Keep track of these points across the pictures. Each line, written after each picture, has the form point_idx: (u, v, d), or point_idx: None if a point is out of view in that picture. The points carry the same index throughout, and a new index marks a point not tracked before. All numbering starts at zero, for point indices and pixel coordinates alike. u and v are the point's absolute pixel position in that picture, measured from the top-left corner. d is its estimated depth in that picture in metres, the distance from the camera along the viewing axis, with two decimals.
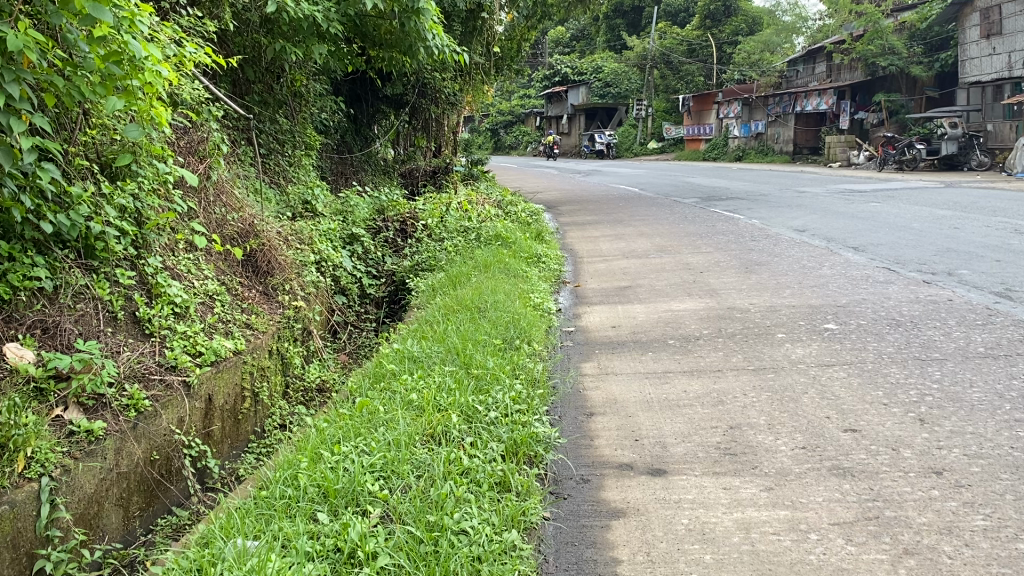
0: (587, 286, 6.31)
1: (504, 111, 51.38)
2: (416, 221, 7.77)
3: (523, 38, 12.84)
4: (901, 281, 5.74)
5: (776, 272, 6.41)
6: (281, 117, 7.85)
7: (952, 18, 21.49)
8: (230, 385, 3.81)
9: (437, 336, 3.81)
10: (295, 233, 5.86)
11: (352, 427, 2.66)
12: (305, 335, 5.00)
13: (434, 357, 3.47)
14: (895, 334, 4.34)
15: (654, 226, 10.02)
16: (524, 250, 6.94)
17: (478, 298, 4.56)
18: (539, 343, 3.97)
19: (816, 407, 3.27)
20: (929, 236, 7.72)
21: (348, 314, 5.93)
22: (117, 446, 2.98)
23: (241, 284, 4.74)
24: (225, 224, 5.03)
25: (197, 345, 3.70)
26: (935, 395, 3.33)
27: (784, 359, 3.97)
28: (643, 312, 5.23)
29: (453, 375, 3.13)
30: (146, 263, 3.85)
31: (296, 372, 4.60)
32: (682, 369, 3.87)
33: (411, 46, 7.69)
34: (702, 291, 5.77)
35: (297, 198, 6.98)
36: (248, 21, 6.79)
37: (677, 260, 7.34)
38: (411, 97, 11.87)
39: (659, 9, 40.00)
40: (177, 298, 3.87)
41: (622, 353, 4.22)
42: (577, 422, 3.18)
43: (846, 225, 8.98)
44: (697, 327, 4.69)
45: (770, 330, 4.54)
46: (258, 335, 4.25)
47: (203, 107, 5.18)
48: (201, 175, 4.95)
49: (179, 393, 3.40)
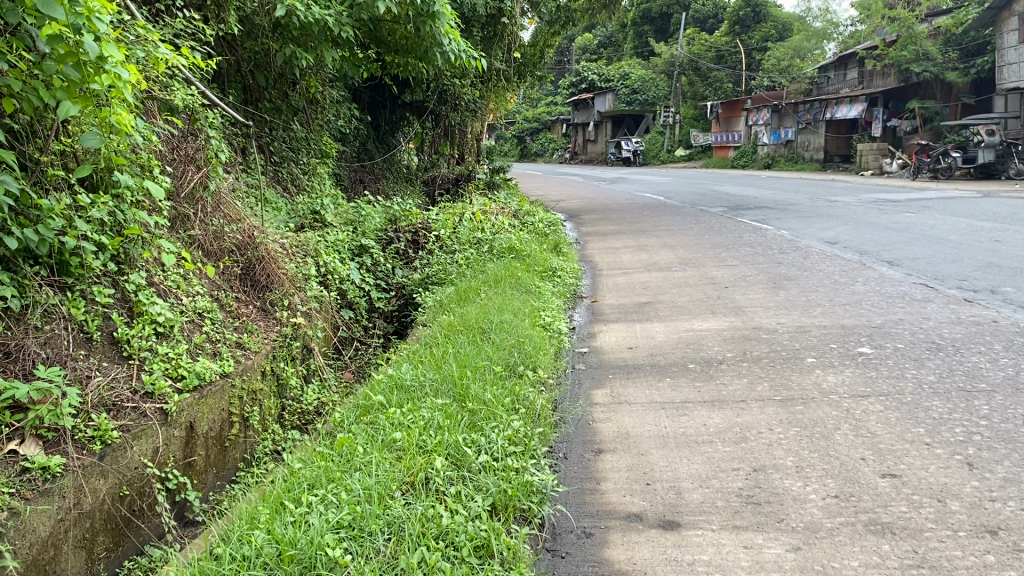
0: (605, 302, 6.01)
1: (530, 119, 51.26)
2: (428, 231, 7.46)
3: (546, 44, 12.54)
4: (940, 299, 5.37)
5: (805, 288, 6.07)
6: (295, 125, 7.68)
7: (989, 23, 20.94)
8: (215, 411, 3.56)
9: (434, 361, 3.52)
10: (301, 245, 5.62)
11: (324, 469, 2.40)
12: (305, 353, 4.74)
13: (427, 388, 3.17)
14: (935, 360, 3.99)
15: (679, 236, 9.69)
16: (539, 264, 6.66)
17: (482, 318, 4.27)
18: (545, 369, 3.67)
19: (850, 446, 2.95)
20: (970, 249, 7.31)
21: (353, 329, 5.67)
22: (78, 484, 2.75)
23: (237, 300, 4.51)
24: (222, 236, 4.79)
25: (179, 368, 3.46)
26: (985, 434, 2.98)
27: (814, 389, 3.63)
28: (662, 331, 4.91)
29: (444, 409, 2.84)
30: (128, 279, 3.61)
31: (292, 394, 4.34)
32: (702, 400, 3.54)
33: (427, 52, 7.40)
34: (726, 309, 5.44)
35: (305, 209, 6.73)
36: (259, 25, 6.51)
37: (701, 273, 7.02)
38: (432, 104, 11.65)
39: (687, 16, 39.87)
40: (160, 317, 3.63)
41: (637, 378, 3.91)
42: (581, 461, 2.87)
43: (881, 236, 8.59)
44: (720, 350, 4.36)
45: (799, 354, 4.21)
46: (249, 355, 4.00)
47: (200, 114, 4.96)
48: (198, 185, 4.71)
49: (154, 422, 3.16)
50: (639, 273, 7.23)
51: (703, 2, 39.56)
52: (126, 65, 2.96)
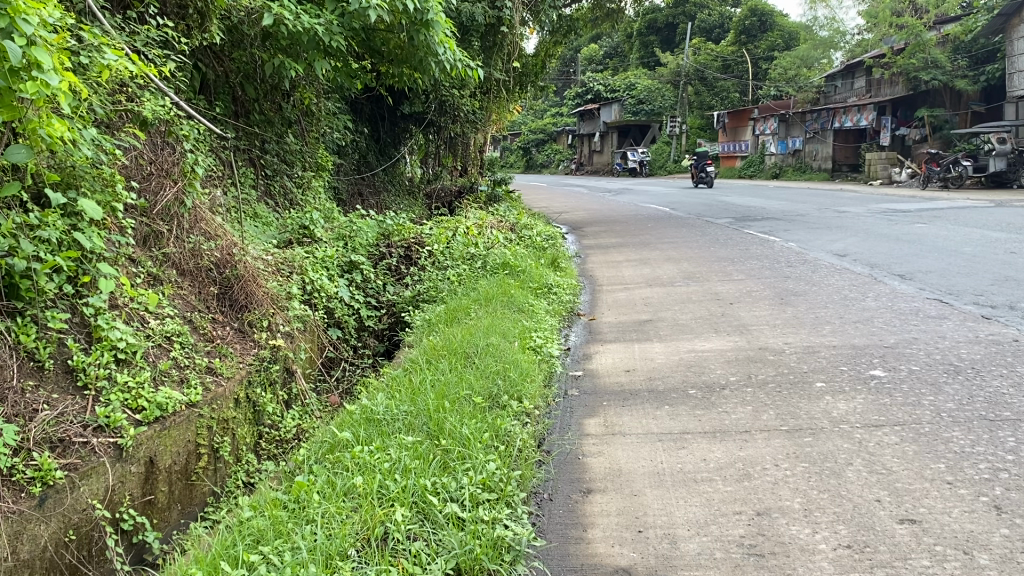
0: (604, 320, 5.76)
1: (536, 130, 51.17)
2: (421, 246, 7.17)
3: (547, 54, 12.35)
4: (956, 316, 5.08)
5: (814, 304, 5.79)
6: (289, 137, 7.48)
7: (999, 30, 20.63)
8: (180, 443, 3.31)
9: (411, 391, 3.27)
10: (285, 263, 5.39)
11: (274, 520, 2.22)
12: (287, 377, 4.48)
13: (399, 421, 2.94)
14: (953, 384, 3.71)
15: (683, 249, 9.41)
16: (534, 280, 6.44)
17: (467, 341, 4.04)
18: (531, 399, 3.41)
19: (863, 486, 2.68)
20: (985, 262, 7.02)
21: (341, 349, 5.40)
22: (12, 532, 2.54)
23: (212, 321, 4.25)
24: (200, 254, 4.54)
25: (139, 398, 3.22)
26: (1011, 472, 2.70)
27: (824, 417, 3.36)
28: (662, 352, 4.64)
29: (415, 450, 2.62)
30: (86, 303, 3.36)
31: (270, 420, 4.09)
32: (702, 430, 3.27)
33: (422, 62, 7.15)
34: (730, 327, 5.17)
35: (293, 224, 6.48)
36: (248, 35, 6.19)
37: (705, 288, 6.74)
38: (432, 115, 11.41)
39: (693, 26, 39.70)
40: (121, 343, 3.37)
41: (632, 406, 3.64)
42: (567, 504, 2.61)
43: (892, 248, 8.31)
44: (723, 373, 4.09)
45: (807, 378, 3.93)
46: (220, 381, 3.74)
47: (175, 126, 4.72)
48: (174, 200, 4.49)
49: (106, 459, 2.92)
50: (640, 289, 6.97)
51: (708, 12, 39.39)
52: (63, 72, 2.72)
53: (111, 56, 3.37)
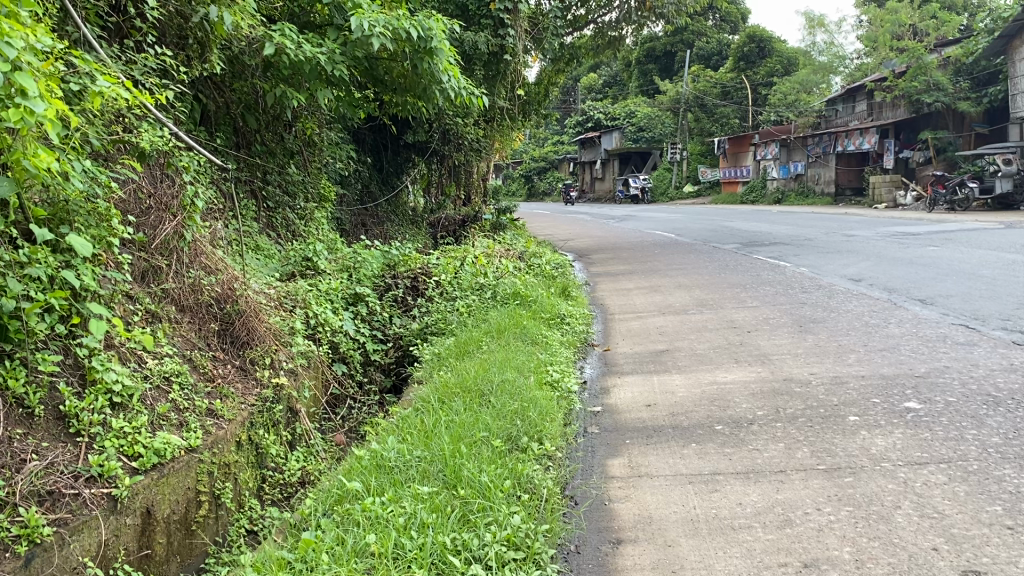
0: (619, 350, 5.57)
1: (537, 158, 51.28)
2: (428, 276, 6.97)
3: (550, 82, 12.48)
4: (986, 342, 4.89)
5: (835, 331, 5.60)
6: (291, 168, 7.36)
7: (1000, 52, 20.56)
8: (180, 491, 3.12)
9: (424, 435, 3.08)
10: (288, 296, 5.22)
11: None
12: (291, 416, 4.28)
13: (413, 469, 2.74)
14: (996, 417, 3.51)
15: (692, 276, 9.23)
16: (545, 310, 6.26)
17: (481, 377, 3.84)
18: (552, 441, 3.22)
19: (917, 532, 2.47)
20: (1007, 285, 6.83)
21: (347, 386, 5.19)
22: None
23: (212, 359, 4.06)
24: (200, 289, 4.37)
25: (135, 444, 3.04)
26: None
27: (862, 454, 3.16)
28: (683, 384, 4.44)
29: (431, 501, 2.43)
30: (80, 345, 3.17)
31: (273, 462, 3.89)
32: (735, 471, 3.06)
33: (426, 91, 7.00)
34: (751, 357, 4.98)
35: (296, 256, 6.30)
36: (249, 66, 6.07)
37: (720, 316, 6.56)
38: (435, 144, 11.31)
39: (692, 54, 39.90)
40: (117, 386, 3.19)
41: (657, 445, 3.43)
42: (598, 557, 2.42)
43: (907, 272, 8.12)
44: (750, 407, 3.88)
45: (839, 412, 3.73)
46: (221, 424, 3.54)
47: (174, 158, 4.56)
48: (174, 234, 4.34)
49: (98, 512, 2.73)
50: (653, 317, 6.78)
51: (706, 39, 39.60)
52: (49, 100, 2.55)
53: (101, 82, 3.24)
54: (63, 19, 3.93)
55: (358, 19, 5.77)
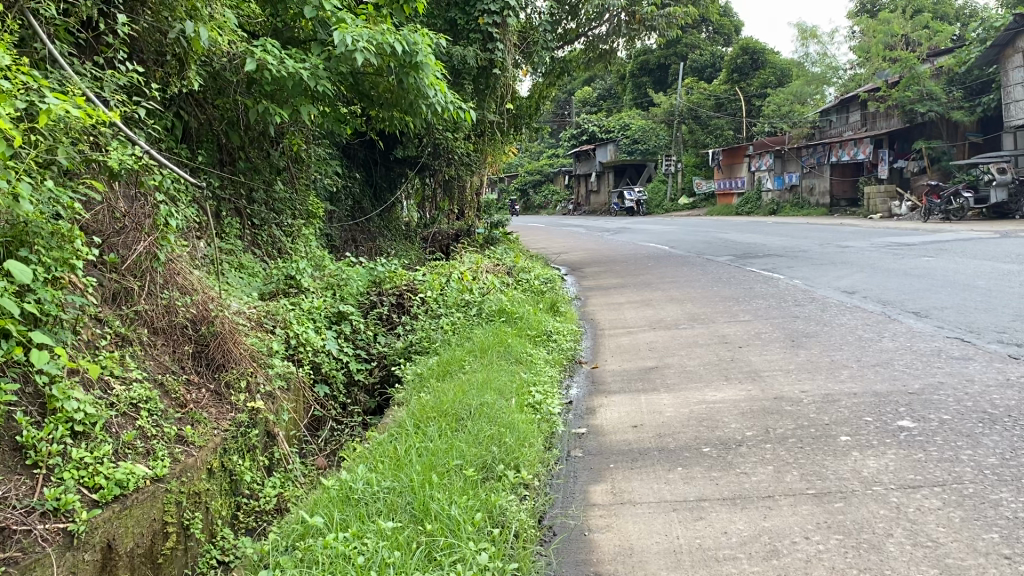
0: (607, 367, 5.46)
1: (533, 171, 51.39)
2: (414, 293, 6.83)
3: (542, 96, 12.23)
4: (982, 356, 4.78)
5: (828, 346, 5.49)
6: (277, 184, 7.26)
7: (993, 61, 20.46)
8: (145, 523, 2.99)
9: (397, 463, 2.96)
10: (268, 316, 5.10)
11: None
12: (267, 441, 4.16)
13: (381, 502, 2.62)
14: (992, 435, 3.39)
15: (685, 289, 9.13)
16: (533, 326, 6.15)
17: (460, 400, 3.72)
18: (530, 468, 3.11)
19: (909, 563, 2.34)
20: (1002, 296, 6.73)
21: (329, 407, 5.07)
22: None
23: (186, 382, 3.94)
24: (175, 310, 4.25)
25: (96, 475, 2.91)
26: None
27: (854, 477, 3.04)
28: (671, 403, 4.32)
29: (396, 540, 2.32)
30: (40, 372, 3.04)
31: (247, 490, 3.76)
32: (721, 497, 2.94)
33: (412, 105, 6.92)
34: (742, 374, 4.86)
35: (278, 274, 6.18)
36: (231, 81, 5.97)
37: (712, 331, 6.45)
38: (425, 159, 11.22)
39: (686, 67, 40.04)
40: (78, 415, 3.06)
41: (641, 469, 3.31)
42: None
43: (901, 283, 8.03)
44: (738, 428, 3.76)
45: (830, 432, 3.61)
46: (191, 451, 3.42)
47: (148, 176, 4.44)
48: (147, 255, 4.22)
49: (53, 549, 2.60)
50: (643, 332, 6.67)
51: (699, 52, 39.73)
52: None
53: (52, 98, 3.13)
54: (28, 37, 3.83)
55: (342, 34, 5.64)
